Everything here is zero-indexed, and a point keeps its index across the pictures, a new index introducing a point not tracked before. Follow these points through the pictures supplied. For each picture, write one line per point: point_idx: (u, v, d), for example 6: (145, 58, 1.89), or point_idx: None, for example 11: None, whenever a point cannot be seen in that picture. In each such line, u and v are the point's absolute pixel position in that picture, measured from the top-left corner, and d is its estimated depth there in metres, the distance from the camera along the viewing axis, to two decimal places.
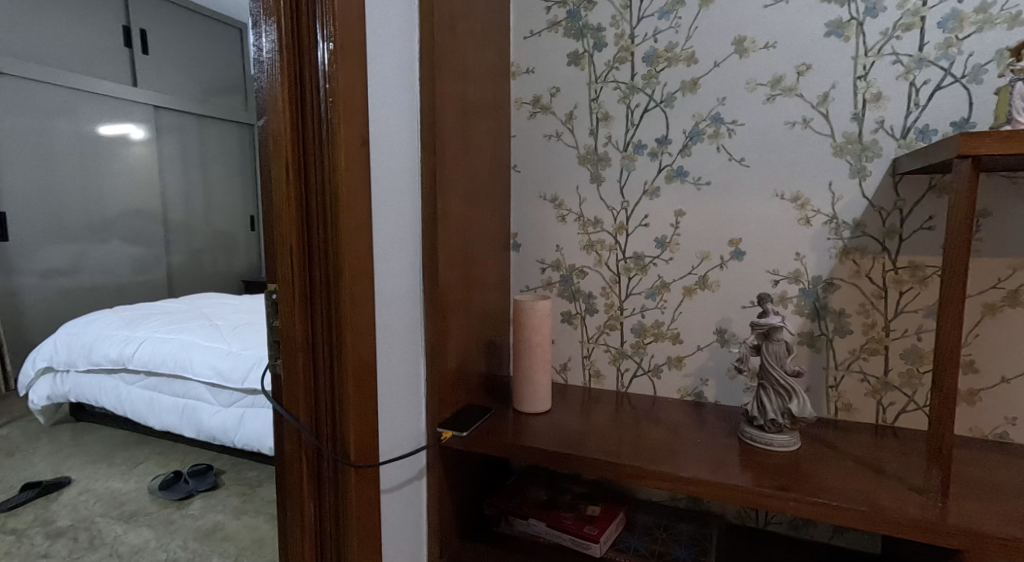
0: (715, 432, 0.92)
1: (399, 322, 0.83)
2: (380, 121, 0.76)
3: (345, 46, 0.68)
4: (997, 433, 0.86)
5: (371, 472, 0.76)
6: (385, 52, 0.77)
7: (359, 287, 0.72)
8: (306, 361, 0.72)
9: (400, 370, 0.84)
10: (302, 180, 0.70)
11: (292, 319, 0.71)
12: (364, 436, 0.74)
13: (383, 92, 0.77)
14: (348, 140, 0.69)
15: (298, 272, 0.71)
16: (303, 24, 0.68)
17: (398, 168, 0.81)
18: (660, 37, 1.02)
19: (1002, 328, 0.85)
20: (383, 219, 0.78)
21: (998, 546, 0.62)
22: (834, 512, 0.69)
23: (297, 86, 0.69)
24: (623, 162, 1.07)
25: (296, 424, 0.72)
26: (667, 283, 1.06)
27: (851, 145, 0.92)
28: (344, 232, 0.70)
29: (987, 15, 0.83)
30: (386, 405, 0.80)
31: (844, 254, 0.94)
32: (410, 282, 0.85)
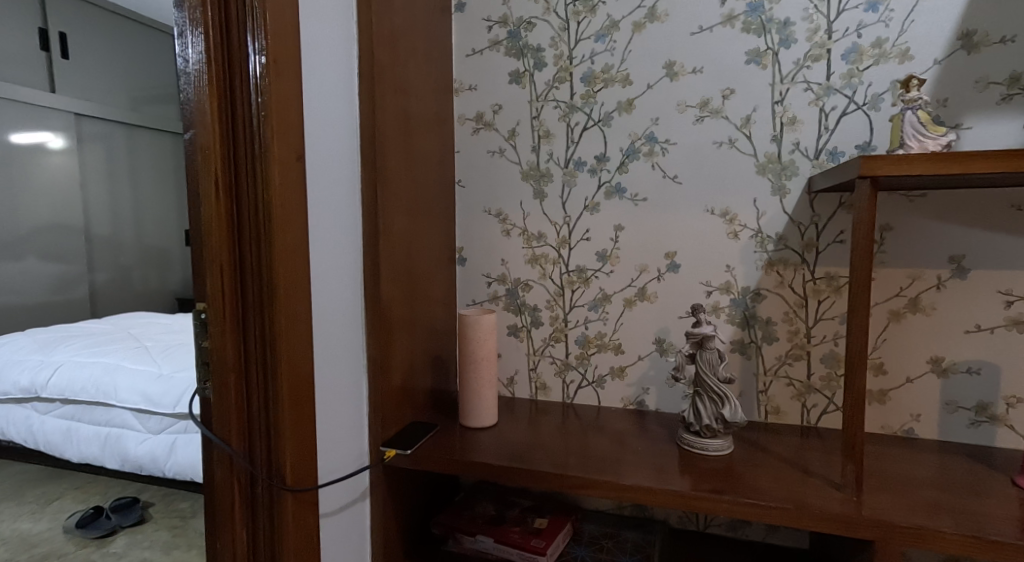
0: (653, 439, 0.95)
1: (340, 339, 0.82)
2: (319, 138, 0.77)
3: (278, 60, 0.68)
4: (904, 429, 0.94)
5: (309, 495, 0.74)
6: (323, 69, 0.77)
7: (295, 304, 0.71)
8: (238, 381, 0.71)
9: (341, 388, 0.83)
10: (234, 196, 0.69)
11: (223, 339, 0.70)
12: (301, 458, 0.73)
13: (322, 109, 0.77)
14: (282, 154, 0.69)
15: (230, 290, 0.69)
16: (233, 38, 0.67)
17: (337, 184, 0.81)
18: (597, 59, 1.07)
19: (906, 333, 0.92)
20: (322, 236, 0.78)
21: (906, 534, 0.67)
22: (763, 511, 0.73)
23: (228, 100, 0.68)
24: (565, 179, 1.11)
25: (227, 448, 0.70)
26: (608, 295, 1.10)
27: (772, 164, 0.99)
28: (279, 249, 0.69)
29: (881, 50, 0.92)
30: (326, 425, 0.79)
31: (769, 266, 1.00)
32: (351, 299, 0.84)
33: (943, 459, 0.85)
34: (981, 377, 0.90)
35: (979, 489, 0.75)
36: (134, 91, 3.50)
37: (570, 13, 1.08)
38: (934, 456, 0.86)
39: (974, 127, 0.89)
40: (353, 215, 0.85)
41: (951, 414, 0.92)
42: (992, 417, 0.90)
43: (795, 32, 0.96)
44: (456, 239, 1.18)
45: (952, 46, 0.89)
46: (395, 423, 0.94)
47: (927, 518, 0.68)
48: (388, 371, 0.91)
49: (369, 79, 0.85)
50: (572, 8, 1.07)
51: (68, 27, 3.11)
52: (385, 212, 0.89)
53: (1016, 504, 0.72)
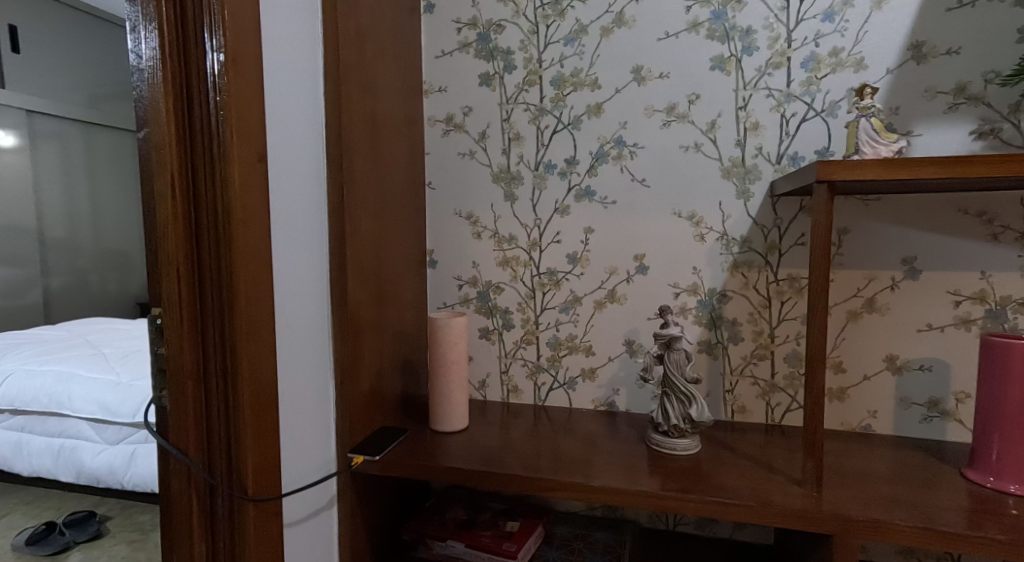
0: (622, 440, 0.96)
1: (305, 344, 0.81)
2: (282, 139, 0.75)
3: (237, 58, 0.66)
4: (862, 425, 0.97)
5: (271, 505, 0.73)
6: (286, 70, 0.76)
7: (256, 309, 0.70)
8: (196, 389, 0.69)
9: (306, 393, 0.81)
10: (191, 197, 0.67)
11: (180, 346, 0.68)
12: (263, 466, 0.71)
13: (284, 110, 0.76)
14: (242, 155, 0.67)
15: (187, 295, 0.68)
16: (189, 35, 0.66)
17: (302, 186, 0.80)
18: (566, 62, 1.08)
19: (864, 332, 0.95)
20: (286, 239, 0.77)
21: (865, 528, 0.69)
22: (728, 510, 0.74)
23: (184, 98, 0.66)
24: (535, 182, 1.11)
25: (184, 459, 0.68)
26: (579, 297, 1.11)
27: (736, 168, 1.01)
28: (239, 252, 0.68)
29: (838, 59, 0.95)
30: (291, 431, 0.78)
31: (735, 268, 1.03)
32: (317, 303, 0.83)
33: (897, 454, 0.88)
34: (933, 373, 0.93)
35: (931, 482, 0.78)
36: (93, 88, 3.39)
37: (539, 16, 1.08)
38: (890, 451, 0.89)
39: (924, 135, 0.92)
40: (319, 217, 0.84)
41: (906, 410, 0.95)
42: (943, 412, 0.93)
43: (756, 40, 0.98)
44: (426, 241, 1.18)
45: (903, 56, 0.92)
46: (364, 428, 0.93)
47: (883, 512, 0.71)
48: (356, 376, 0.90)
49: (334, 81, 0.84)
50: (540, 11, 1.08)
51: (21, 20, 3.00)
52: (352, 215, 0.88)
53: (965, 495, 0.74)
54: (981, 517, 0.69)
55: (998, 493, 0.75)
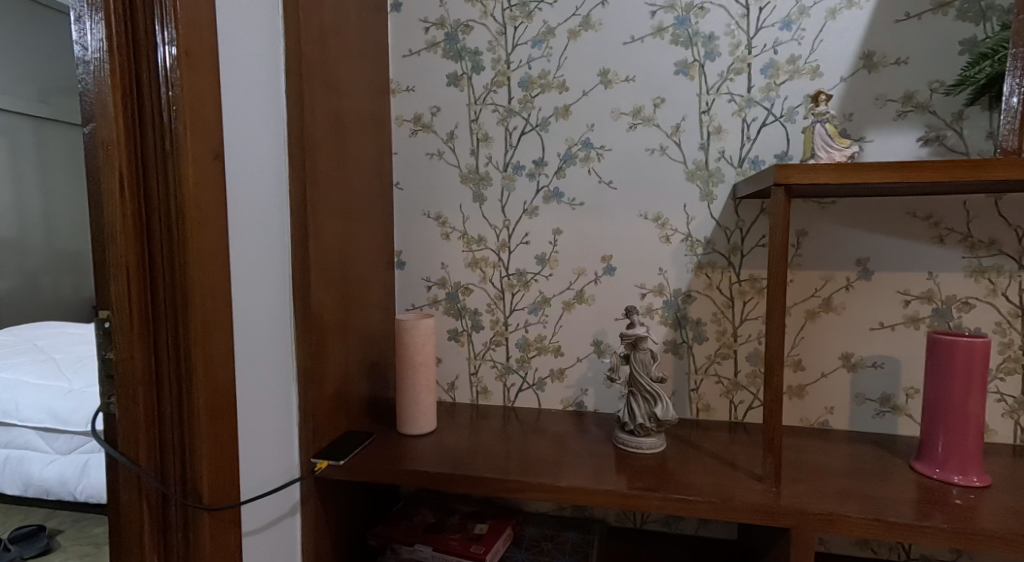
0: (589, 440, 0.97)
1: (266, 347, 0.79)
2: (240, 138, 0.74)
3: (190, 52, 0.65)
4: (820, 421, 1.00)
5: (229, 513, 0.71)
6: (245, 67, 0.75)
7: (212, 310, 0.68)
8: (147, 394, 0.67)
9: (267, 397, 0.80)
10: (142, 196, 0.65)
11: (130, 350, 0.65)
12: (220, 473, 0.70)
13: (243, 108, 0.74)
14: (196, 152, 0.66)
15: (138, 298, 0.66)
16: (139, 27, 0.64)
17: (262, 185, 0.78)
18: (533, 64, 1.08)
19: (821, 331, 0.99)
20: (245, 240, 0.75)
21: (820, 520, 0.72)
22: (691, 506, 0.76)
23: (134, 94, 0.64)
24: (504, 182, 1.11)
25: (134, 468, 0.66)
26: (548, 298, 1.11)
27: (700, 171, 1.03)
28: (193, 252, 0.66)
29: (795, 66, 0.98)
30: (251, 436, 0.77)
31: (699, 269, 1.05)
32: (278, 305, 0.82)
33: (852, 448, 0.91)
34: (885, 370, 0.97)
35: (882, 475, 0.81)
36: (45, 82, 3.25)
37: (506, 17, 1.08)
38: (846, 445, 0.92)
39: (875, 140, 0.96)
40: (281, 218, 0.82)
41: (860, 406, 0.98)
42: (894, 407, 0.97)
43: (719, 46, 1.00)
44: (394, 242, 1.17)
45: (856, 65, 0.95)
46: (328, 432, 0.91)
47: (838, 505, 0.73)
48: (320, 379, 0.88)
49: (296, 79, 0.83)
50: (508, 13, 1.08)
51: None
52: (315, 215, 0.87)
53: (914, 487, 0.78)
54: (929, 507, 0.72)
55: (943, 483, 0.78)
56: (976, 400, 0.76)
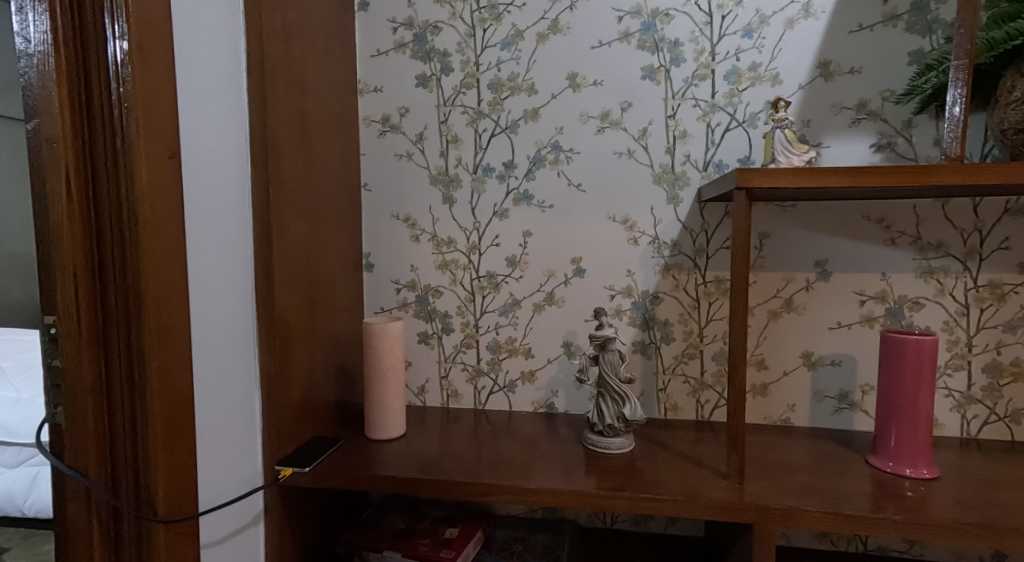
0: (559, 441, 0.98)
1: (226, 351, 0.78)
2: (199, 137, 0.73)
3: (144, 48, 0.63)
4: (783, 419, 1.03)
5: (186, 524, 0.70)
6: (203, 64, 0.73)
7: (168, 314, 0.67)
8: (98, 402, 0.65)
9: (228, 403, 0.78)
10: (91, 197, 0.63)
11: (78, 356, 0.63)
12: (175, 484, 0.68)
13: (201, 105, 0.73)
14: (150, 151, 0.64)
15: (86, 302, 0.63)
16: (87, 19, 0.62)
17: (222, 187, 0.77)
18: (503, 67, 1.09)
19: (783, 331, 1.01)
20: (204, 242, 0.74)
21: (781, 514, 0.74)
22: (657, 505, 0.77)
23: (82, 89, 0.62)
24: (474, 185, 1.11)
25: (84, 481, 0.64)
26: (518, 301, 1.12)
27: (666, 174, 1.05)
28: (147, 253, 0.64)
29: (756, 73, 1.00)
30: (210, 445, 0.75)
31: (666, 270, 1.06)
32: (239, 308, 0.80)
33: (812, 445, 0.93)
34: (842, 368, 1.00)
35: (839, 470, 0.84)
36: None
37: (475, 19, 1.09)
38: (807, 442, 0.95)
39: (832, 146, 0.99)
40: (242, 219, 0.81)
41: (820, 403, 1.01)
42: (852, 404, 1.00)
43: (683, 52, 1.02)
44: (363, 244, 1.16)
45: (813, 73, 0.98)
46: (294, 438, 0.90)
47: (798, 500, 0.75)
48: (284, 384, 0.87)
49: (259, 78, 0.81)
50: (477, 15, 1.08)
51: None
52: (278, 217, 0.85)
53: (870, 480, 0.80)
54: (883, 500, 0.74)
55: (896, 476, 0.81)
56: (925, 396, 0.79)
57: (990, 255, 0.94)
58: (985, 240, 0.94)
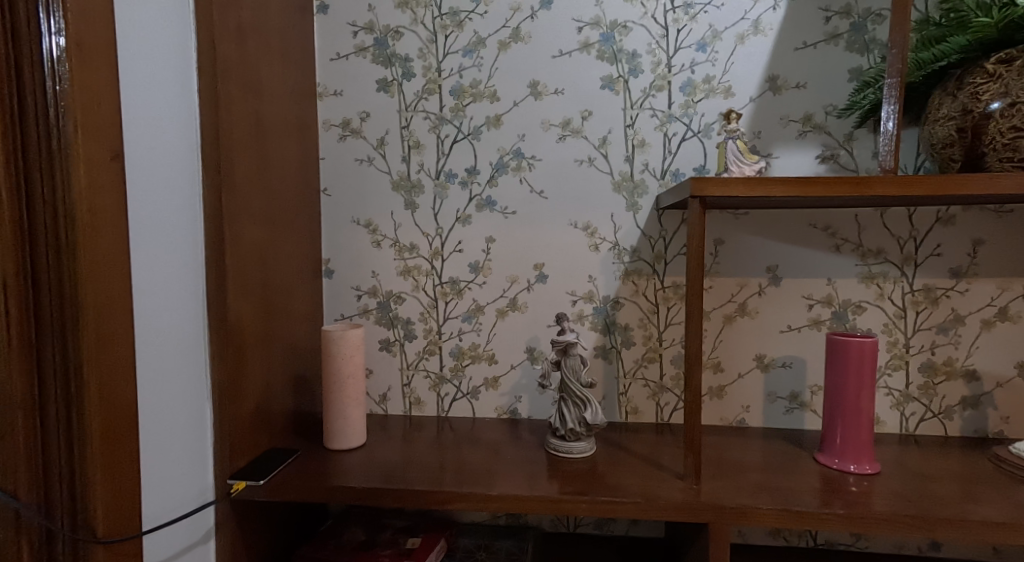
0: (521, 447, 0.99)
1: (174, 361, 0.76)
2: (145, 141, 0.71)
3: (82, 45, 0.62)
4: (738, 420, 1.06)
5: (126, 543, 0.68)
6: (149, 65, 0.71)
7: (108, 322, 0.65)
8: (30, 417, 0.63)
9: (176, 415, 0.76)
10: (24, 202, 0.62)
11: (8, 370, 0.62)
12: (115, 501, 0.66)
13: (147, 108, 0.71)
14: (89, 153, 0.63)
15: (18, 313, 0.62)
16: (20, 15, 0.60)
17: (169, 192, 0.75)
18: (464, 73, 1.09)
19: (737, 334, 1.05)
20: (150, 248, 0.72)
21: (734, 513, 0.76)
22: (617, 508, 0.79)
23: (14, 87, 0.61)
24: (436, 191, 1.12)
25: (13, 503, 0.62)
26: (481, 306, 1.12)
27: (626, 182, 1.07)
28: (85, 259, 0.63)
29: (710, 85, 1.04)
30: (157, 458, 0.73)
31: (626, 276, 1.09)
32: (187, 316, 0.78)
33: (766, 445, 0.97)
34: (793, 369, 1.04)
35: (789, 468, 0.87)
36: None
37: (437, 26, 1.09)
38: (761, 442, 0.98)
39: (781, 157, 1.03)
40: (192, 225, 0.79)
41: (772, 404, 1.05)
42: (802, 404, 1.04)
43: (641, 63, 1.05)
44: (322, 250, 1.14)
45: (762, 87, 1.03)
46: (248, 450, 0.88)
47: (750, 498, 0.78)
48: (238, 395, 0.85)
49: (210, 79, 0.80)
50: (439, 21, 1.09)
51: None
52: (232, 223, 0.84)
53: (818, 477, 0.84)
54: (830, 496, 0.78)
55: (841, 473, 0.85)
56: (866, 395, 0.83)
57: (924, 261, 1.00)
58: (920, 247, 1.00)
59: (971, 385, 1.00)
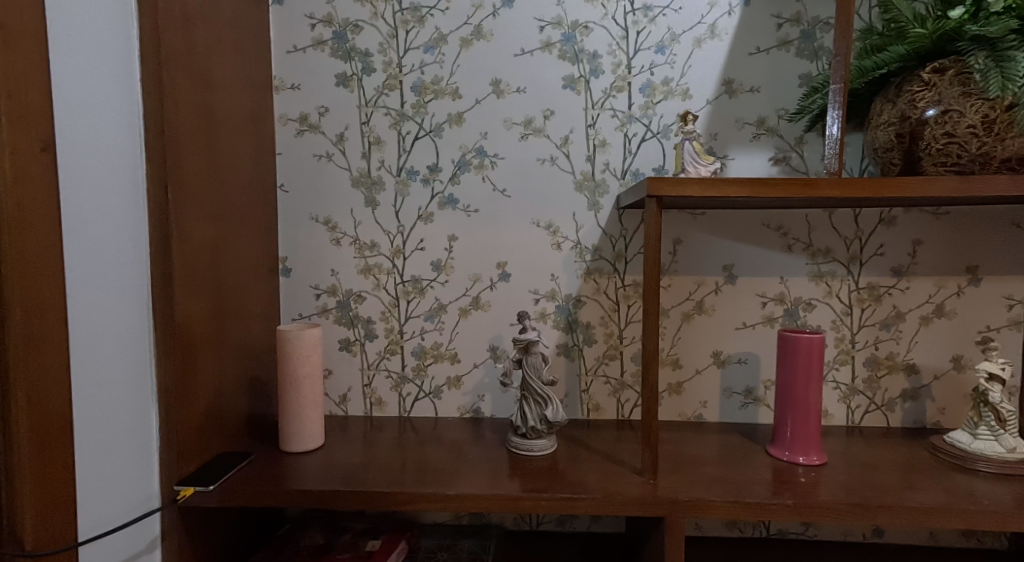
0: (482, 446, 0.99)
1: (114, 364, 0.73)
2: (82, 136, 0.68)
3: (9, 32, 0.59)
4: (695, 415, 1.08)
5: (59, 555, 0.65)
6: (87, 56, 0.69)
7: (38, 323, 0.63)
8: None
9: (117, 420, 0.74)
10: None
11: None
12: (47, 512, 0.64)
13: (84, 100, 0.69)
14: (17, 145, 0.60)
15: None
16: None
17: (109, 188, 0.72)
18: (426, 70, 1.08)
19: (695, 331, 1.07)
20: (88, 247, 0.69)
21: (688, 506, 0.78)
22: (575, 504, 0.79)
23: None
24: (397, 188, 1.10)
25: None
26: (443, 305, 1.12)
27: (587, 182, 1.08)
28: (12, 256, 0.60)
29: (668, 87, 1.06)
30: (95, 466, 0.70)
31: (588, 275, 1.10)
32: (129, 317, 0.76)
33: (721, 439, 0.99)
34: (747, 365, 1.07)
35: (743, 461, 0.90)
36: None
37: (398, 21, 1.08)
38: (718, 436, 1.01)
39: (736, 158, 1.06)
40: (135, 222, 0.77)
41: (728, 399, 1.08)
42: (756, 399, 1.07)
43: (602, 64, 1.06)
44: (279, 248, 1.12)
45: (718, 90, 1.05)
46: (198, 455, 0.85)
47: (704, 491, 0.80)
48: (188, 398, 0.83)
49: (155, 71, 0.77)
50: (399, 16, 1.08)
51: None
52: (180, 219, 0.81)
53: (769, 469, 0.86)
54: (780, 487, 0.80)
55: (790, 464, 0.88)
56: (814, 390, 0.86)
57: (869, 260, 1.04)
58: (865, 247, 1.04)
59: (911, 378, 1.05)
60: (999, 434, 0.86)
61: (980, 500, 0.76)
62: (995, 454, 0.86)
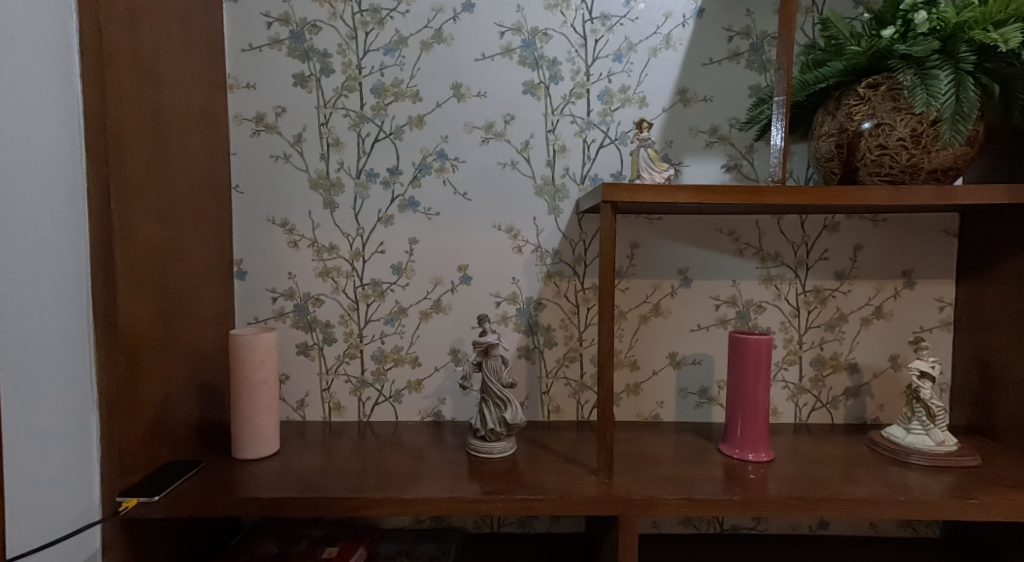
0: (441, 449, 0.98)
1: (47, 371, 0.70)
2: (13, 133, 0.66)
3: None
4: (652, 415, 1.11)
5: None
6: (18, 50, 0.66)
7: None
8: None
9: (50, 430, 0.71)
10: None
11: None
12: None
13: (15, 96, 0.66)
14: None
15: None
16: None
17: (42, 188, 0.70)
18: (386, 72, 1.08)
19: (652, 332, 1.09)
20: (17, 247, 0.66)
21: (640, 504, 0.80)
22: (531, 505, 0.80)
23: None
24: (356, 190, 1.09)
25: None
26: (404, 308, 1.11)
27: (547, 186, 1.09)
28: None
29: (626, 95, 1.08)
30: (24, 478, 0.67)
31: (548, 278, 1.11)
32: (65, 322, 0.73)
33: (677, 438, 1.02)
34: (702, 366, 1.10)
35: (697, 459, 0.92)
36: None
37: (357, 22, 1.07)
38: (674, 435, 1.03)
39: (690, 165, 1.09)
40: (73, 222, 0.74)
41: (684, 399, 1.10)
42: (710, 398, 1.10)
43: (562, 71, 1.08)
44: (233, 250, 1.09)
45: (673, 100, 1.08)
46: (143, 465, 0.82)
47: (656, 490, 0.82)
48: (132, 406, 0.80)
49: (95, 66, 0.74)
50: (358, 17, 1.07)
51: None
52: (123, 220, 0.78)
53: (720, 466, 0.89)
54: (731, 484, 0.83)
55: (740, 461, 0.91)
56: (762, 389, 0.90)
57: (815, 264, 1.08)
58: (812, 251, 1.08)
59: (853, 377, 1.10)
60: (930, 428, 0.91)
61: (912, 491, 0.80)
62: (926, 447, 0.91)
